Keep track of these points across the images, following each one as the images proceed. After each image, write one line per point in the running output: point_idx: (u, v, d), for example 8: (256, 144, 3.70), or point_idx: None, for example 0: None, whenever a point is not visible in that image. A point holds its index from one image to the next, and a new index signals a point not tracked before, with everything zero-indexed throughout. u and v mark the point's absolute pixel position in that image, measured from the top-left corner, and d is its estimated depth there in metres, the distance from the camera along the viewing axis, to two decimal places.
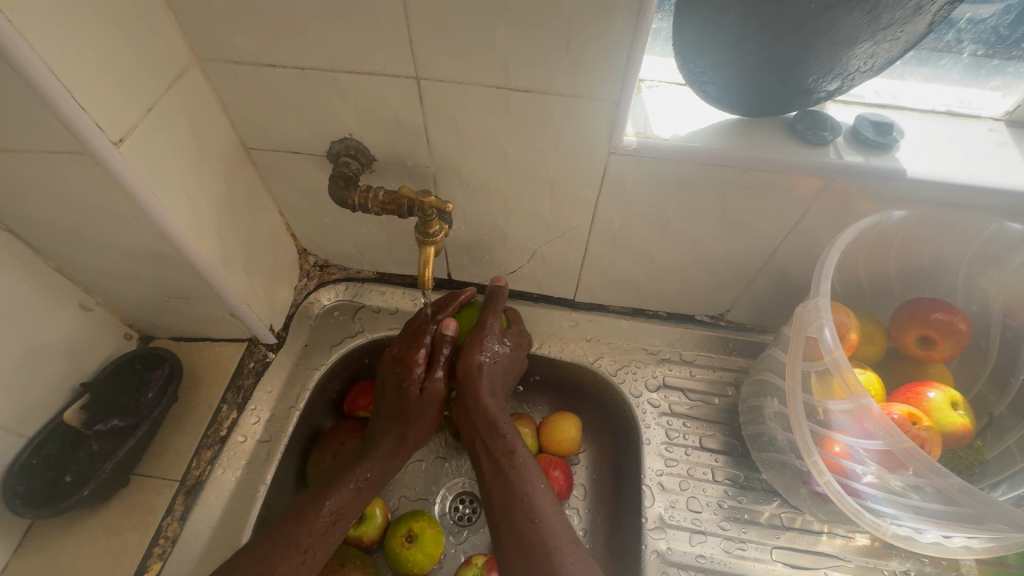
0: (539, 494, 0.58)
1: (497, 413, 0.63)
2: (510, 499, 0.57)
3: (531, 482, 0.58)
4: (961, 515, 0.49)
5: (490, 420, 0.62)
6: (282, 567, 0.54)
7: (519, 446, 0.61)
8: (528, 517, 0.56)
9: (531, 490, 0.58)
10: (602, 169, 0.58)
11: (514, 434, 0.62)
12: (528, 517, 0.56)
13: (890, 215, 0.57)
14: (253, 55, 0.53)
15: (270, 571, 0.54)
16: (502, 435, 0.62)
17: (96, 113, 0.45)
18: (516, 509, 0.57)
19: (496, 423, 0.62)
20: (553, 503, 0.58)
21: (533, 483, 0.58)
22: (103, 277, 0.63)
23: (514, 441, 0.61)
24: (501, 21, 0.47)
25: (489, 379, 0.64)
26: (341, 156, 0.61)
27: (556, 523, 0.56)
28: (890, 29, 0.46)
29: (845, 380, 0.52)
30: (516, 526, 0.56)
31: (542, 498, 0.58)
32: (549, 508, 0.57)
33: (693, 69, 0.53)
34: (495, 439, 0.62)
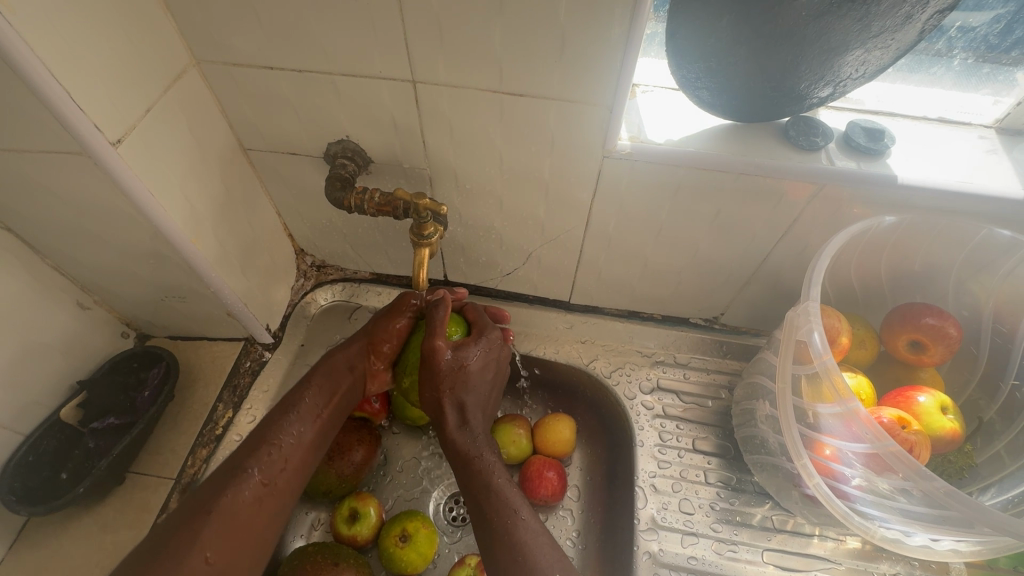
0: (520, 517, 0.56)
1: (472, 444, 0.60)
2: (491, 536, 0.55)
3: (513, 511, 0.55)
4: (948, 519, 0.50)
5: (464, 454, 0.60)
6: (255, 470, 0.54)
7: (497, 474, 0.58)
8: (511, 553, 0.53)
9: (511, 522, 0.55)
10: (596, 173, 0.59)
11: (492, 463, 0.59)
12: (509, 552, 0.53)
13: (881, 221, 0.58)
14: (251, 57, 0.54)
15: (237, 480, 0.53)
16: (478, 467, 0.59)
17: (95, 114, 0.45)
18: (498, 545, 0.54)
19: (471, 458, 0.60)
20: (539, 533, 0.54)
21: (513, 514, 0.55)
22: (101, 275, 0.63)
23: (492, 469, 0.59)
24: (496, 26, 0.48)
25: (459, 412, 0.61)
26: (338, 157, 0.62)
27: (544, 553, 0.53)
28: (880, 37, 0.46)
29: (834, 384, 0.52)
30: (501, 563, 0.53)
31: (524, 530, 0.54)
32: (535, 536, 0.54)
33: (687, 75, 0.54)
34: (471, 473, 0.59)
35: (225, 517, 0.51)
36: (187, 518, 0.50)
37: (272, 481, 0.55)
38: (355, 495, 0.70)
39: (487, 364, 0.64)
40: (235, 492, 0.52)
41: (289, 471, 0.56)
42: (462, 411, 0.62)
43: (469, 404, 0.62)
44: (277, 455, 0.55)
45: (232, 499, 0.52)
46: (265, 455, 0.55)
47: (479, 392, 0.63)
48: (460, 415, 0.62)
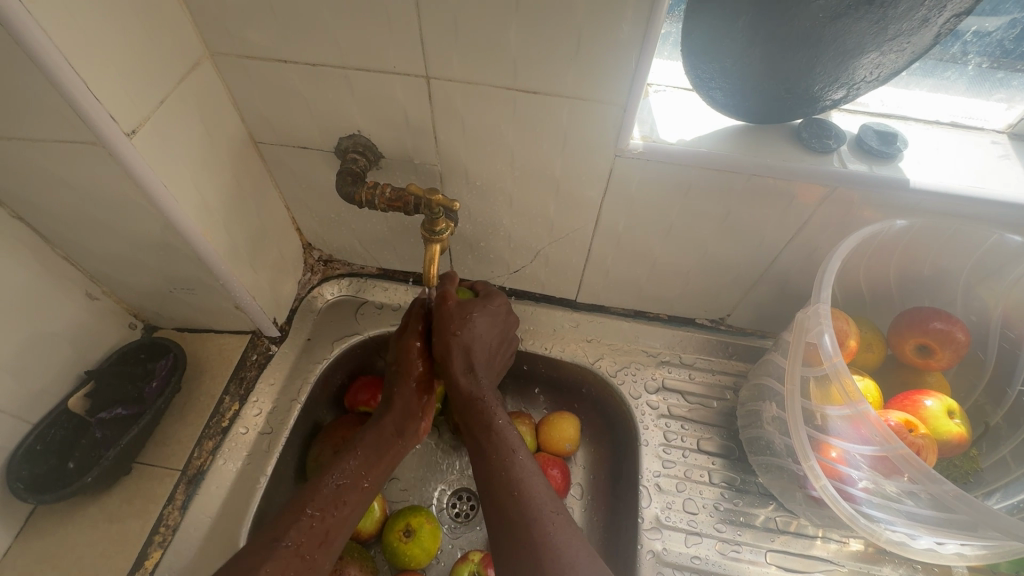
0: (523, 471, 0.56)
1: (477, 389, 0.60)
2: (491, 471, 0.57)
3: (512, 453, 0.57)
4: (954, 522, 0.50)
5: (469, 397, 0.60)
6: (292, 534, 0.53)
7: (501, 419, 0.60)
8: (508, 487, 0.55)
9: (509, 461, 0.57)
10: (607, 172, 0.59)
11: (495, 404, 0.61)
12: (506, 485, 0.55)
13: (892, 224, 0.58)
14: (265, 50, 0.54)
15: (273, 549, 0.51)
16: (482, 410, 0.60)
17: (111, 105, 0.45)
18: (496, 480, 0.56)
19: (477, 399, 0.60)
20: (535, 474, 0.57)
21: (513, 453, 0.57)
22: (110, 266, 0.63)
23: (496, 411, 0.60)
24: (513, 22, 0.47)
25: (466, 355, 0.61)
26: (349, 152, 0.62)
27: (541, 493, 0.55)
28: (897, 40, 0.46)
29: (844, 386, 0.52)
30: (496, 498, 0.55)
31: (522, 466, 0.57)
32: (529, 476, 0.56)
33: (700, 74, 0.54)
34: (476, 414, 0.60)
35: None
36: None
37: (310, 554, 0.53)
38: None
39: (495, 320, 0.64)
40: (271, 560, 0.50)
41: (325, 543, 0.54)
42: (469, 356, 0.61)
43: (479, 351, 0.62)
44: (318, 525, 0.54)
45: (271, 568, 0.50)
46: (303, 524, 0.54)
47: (488, 336, 0.63)
48: (466, 359, 0.61)
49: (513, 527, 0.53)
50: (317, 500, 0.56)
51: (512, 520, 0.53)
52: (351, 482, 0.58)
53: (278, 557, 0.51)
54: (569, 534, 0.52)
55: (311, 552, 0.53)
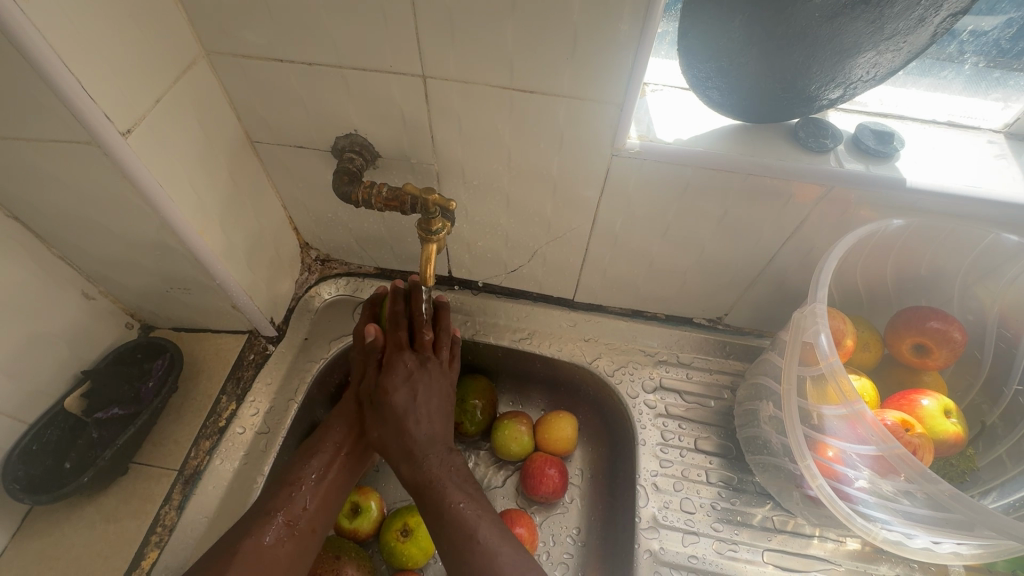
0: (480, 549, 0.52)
1: (418, 470, 0.58)
2: (442, 543, 0.53)
3: (461, 524, 0.54)
4: (949, 521, 0.50)
5: (416, 475, 0.58)
6: (276, 506, 0.57)
7: (450, 488, 0.56)
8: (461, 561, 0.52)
9: (458, 530, 0.53)
10: (604, 171, 0.59)
11: (443, 481, 0.57)
12: (456, 558, 0.52)
13: (889, 223, 0.58)
14: (261, 49, 0.53)
15: (263, 523, 0.55)
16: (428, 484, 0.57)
17: (106, 104, 0.45)
18: (448, 554, 0.53)
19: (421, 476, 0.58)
20: (485, 524, 0.54)
21: (458, 514, 0.54)
22: (106, 266, 0.63)
23: (444, 481, 0.57)
24: (509, 21, 0.47)
25: (402, 434, 0.60)
26: (346, 151, 0.61)
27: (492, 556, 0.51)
28: (893, 39, 0.46)
29: (840, 386, 0.52)
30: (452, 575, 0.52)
31: (472, 527, 0.53)
32: (479, 541, 0.52)
33: (697, 74, 0.53)
34: (423, 492, 0.57)
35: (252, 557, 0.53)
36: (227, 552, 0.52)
37: (297, 523, 0.57)
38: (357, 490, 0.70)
39: (433, 387, 0.63)
40: (260, 532, 0.54)
41: (309, 510, 0.59)
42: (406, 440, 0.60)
43: (419, 431, 0.60)
44: (298, 498, 0.58)
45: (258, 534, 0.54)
46: (287, 497, 0.58)
47: (429, 410, 0.61)
48: (400, 443, 0.60)
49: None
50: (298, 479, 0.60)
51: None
52: (327, 461, 0.62)
53: (268, 529, 0.55)
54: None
55: (298, 525, 0.57)
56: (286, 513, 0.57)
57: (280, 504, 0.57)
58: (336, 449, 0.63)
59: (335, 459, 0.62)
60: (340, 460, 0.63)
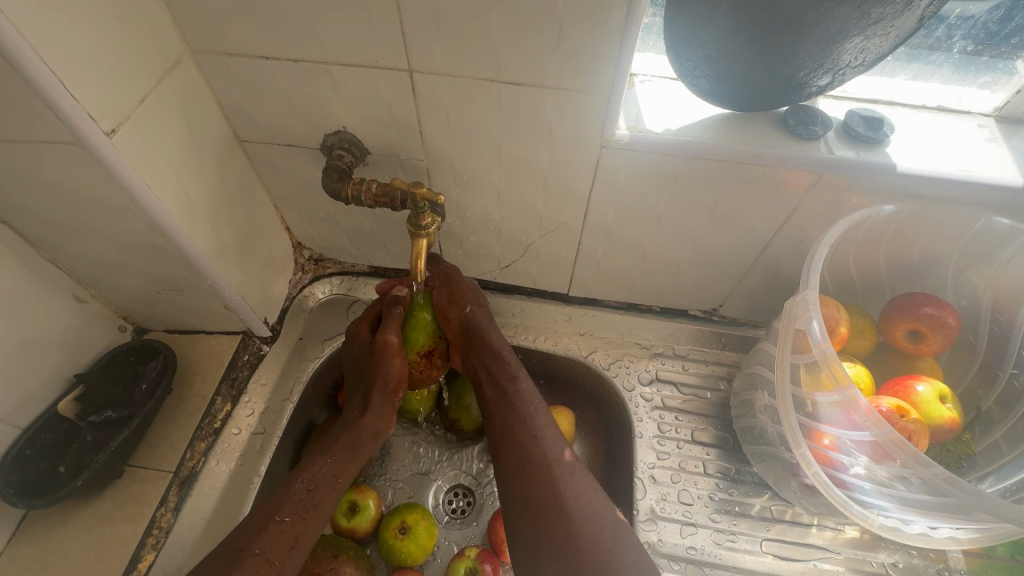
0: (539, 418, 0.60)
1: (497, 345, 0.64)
2: (510, 418, 0.60)
3: (530, 410, 0.60)
4: (946, 506, 0.50)
5: (491, 351, 0.63)
6: (260, 543, 0.51)
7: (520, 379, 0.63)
8: (527, 441, 0.58)
9: (528, 414, 0.60)
10: (595, 162, 0.58)
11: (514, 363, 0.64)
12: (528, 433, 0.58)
13: (880, 210, 0.58)
14: (246, 47, 0.53)
15: (241, 562, 0.50)
16: (501, 364, 0.63)
17: (90, 104, 0.45)
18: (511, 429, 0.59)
19: (497, 354, 0.63)
20: (549, 423, 0.59)
21: (532, 405, 0.61)
22: (97, 268, 0.63)
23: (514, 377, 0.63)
24: (494, 12, 0.47)
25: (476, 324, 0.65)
26: (335, 148, 0.61)
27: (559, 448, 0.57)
28: (880, 24, 0.46)
29: (834, 373, 0.52)
30: (515, 444, 0.58)
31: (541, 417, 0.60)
32: (547, 429, 0.59)
33: (685, 63, 0.53)
34: (494, 369, 0.63)
35: None
36: None
37: (280, 560, 0.52)
38: (355, 488, 0.69)
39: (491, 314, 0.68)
40: (242, 568, 0.49)
41: (297, 548, 0.53)
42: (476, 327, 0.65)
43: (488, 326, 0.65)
44: (287, 531, 0.53)
45: None
46: (274, 530, 0.52)
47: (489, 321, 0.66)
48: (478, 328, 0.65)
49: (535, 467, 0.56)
50: (286, 506, 0.54)
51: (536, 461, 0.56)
52: (323, 485, 0.57)
53: (249, 566, 0.50)
54: (587, 483, 0.55)
55: (281, 559, 0.52)
56: (265, 544, 0.51)
57: (260, 536, 0.52)
58: (335, 477, 0.58)
59: (333, 488, 0.58)
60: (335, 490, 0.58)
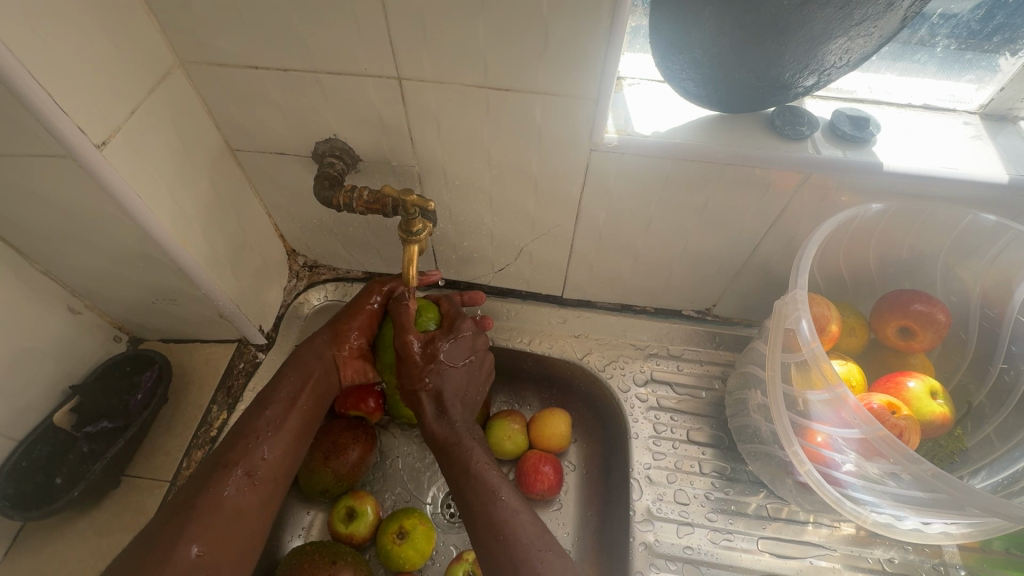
0: (500, 504, 0.57)
1: (450, 432, 0.62)
2: (472, 514, 0.57)
3: (494, 495, 0.57)
4: (937, 501, 0.50)
5: (439, 443, 0.62)
6: (234, 457, 0.56)
7: (481, 464, 0.60)
8: (490, 530, 0.55)
9: (492, 499, 0.57)
10: (585, 166, 0.59)
11: (471, 443, 0.61)
12: (489, 530, 0.55)
13: (868, 208, 0.58)
14: (236, 57, 0.54)
15: (224, 474, 0.55)
16: (455, 453, 0.61)
17: (79, 117, 0.45)
18: (474, 521, 0.57)
19: (448, 444, 0.61)
20: (518, 508, 0.57)
21: (492, 493, 0.57)
22: (91, 279, 0.63)
23: (475, 459, 0.60)
24: (480, 19, 0.47)
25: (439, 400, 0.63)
26: (326, 156, 0.62)
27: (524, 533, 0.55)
28: (863, 24, 0.46)
29: (823, 371, 0.53)
30: (482, 540, 0.55)
31: (502, 507, 0.57)
32: (514, 516, 0.56)
33: (671, 66, 0.54)
34: (450, 458, 0.61)
35: (209, 507, 0.53)
36: (179, 512, 0.52)
37: (257, 471, 0.57)
38: (352, 494, 0.70)
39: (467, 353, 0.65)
40: (220, 484, 0.54)
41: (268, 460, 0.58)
42: (440, 401, 0.63)
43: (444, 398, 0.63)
44: (257, 445, 0.58)
45: (220, 489, 0.54)
46: (246, 445, 0.57)
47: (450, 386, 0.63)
48: (438, 404, 0.63)
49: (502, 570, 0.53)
50: (258, 424, 0.59)
51: (501, 563, 0.53)
52: (283, 406, 0.61)
53: (227, 478, 0.55)
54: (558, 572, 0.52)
55: (259, 472, 0.57)
56: (246, 463, 0.56)
57: (239, 457, 0.57)
58: (292, 397, 0.62)
59: (293, 406, 0.61)
60: (296, 407, 0.62)
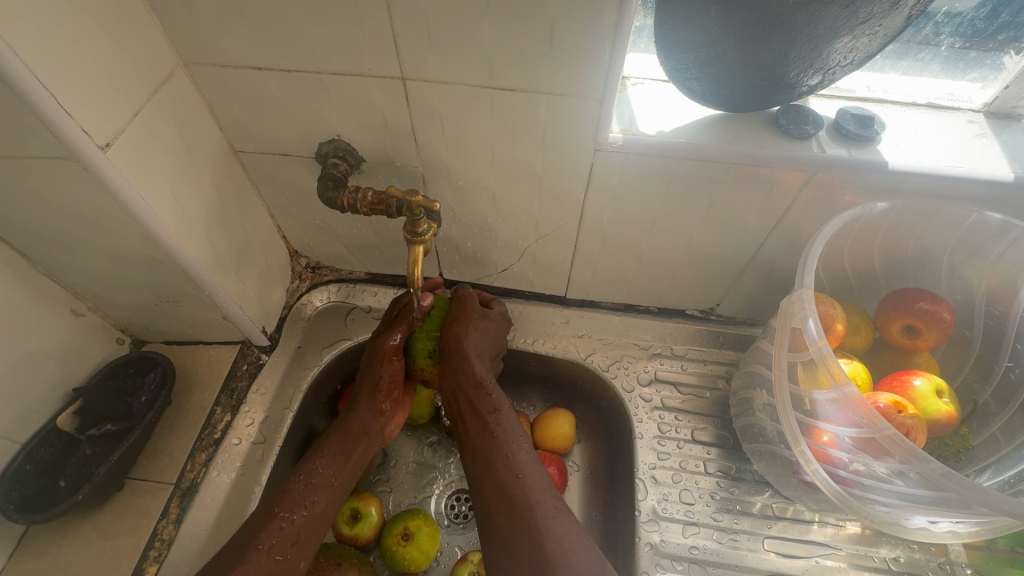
0: (522, 451, 0.58)
1: (485, 375, 0.62)
2: (493, 454, 0.57)
3: (517, 440, 0.59)
4: (945, 500, 0.50)
5: (477, 380, 0.61)
6: (263, 538, 0.53)
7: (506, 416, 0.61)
8: (509, 469, 0.56)
9: (514, 443, 0.58)
10: (589, 166, 0.59)
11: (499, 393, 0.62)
12: (508, 470, 0.56)
13: (873, 207, 0.58)
14: (239, 58, 0.53)
15: (247, 556, 0.51)
16: (487, 393, 0.61)
17: (83, 119, 0.45)
18: (495, 462, 0.57)
19: (483, 382, 0.61)
20: (534, 458, 0.58)
21: (516, 439, 0.59)
22: (94, 282, 0.63)
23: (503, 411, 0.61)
24: (485, 19, 0.47)
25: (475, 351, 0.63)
26: (329, 157, 0.61)
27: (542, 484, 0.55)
28: (869, 23, 0.46)
29: (830, 370, 0.53)
30: (499, 479, 0.56)
31: (524, 453, 0.58)
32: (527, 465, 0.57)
33: (676, 65, 0.54)
34: (480, 398, 0.60)
35: None
36: None
37: (284, 555, 0.53)
38: (357, 495, 0.70)
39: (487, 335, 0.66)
40: (247, 565, 0.51)
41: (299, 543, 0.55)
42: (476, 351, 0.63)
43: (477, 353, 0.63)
44: (289, 528, 0.55)
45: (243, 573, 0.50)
46: (277, 529, 0.54)
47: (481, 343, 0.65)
48: (476, 352, 0.63)
49: (518, 507, 0.53)
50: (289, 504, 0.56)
51: (517, 501, 0.54)
52: (324, 490, 0.58)
53: (255, 562, 0.51)
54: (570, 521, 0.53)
55: (287, 558, 0.53)
56: (275, 546, 0.53)
57: (269, 536, 0.53)
58: (332, 479, 0.59)
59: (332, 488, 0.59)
60: (336, 489, 0.59)
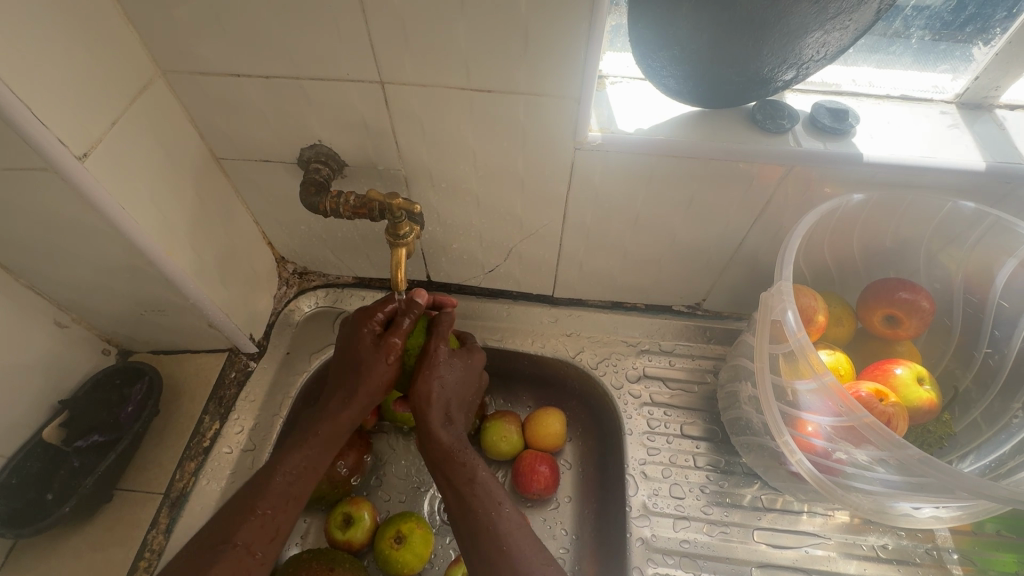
0: (505, 518, 0.57)
1: (454, 441, 0.61)
2: (474, 525, 0.57)
3: (492, 508, 0.58)
4: (924, 485, 0.51)
5: (448, 449, 0.60)
6: (240, 535, 0.54)
7: (507, 533, 0.56)
8: (495, 542, 0.56)
9: (494, 513, 0.57)
10: (570, 165, 0.59)
11: (473, 457, 0.61)
12: (492, 542, 0.56)
13: (849, 198, 0.59)
14: (217, 65, 0.54)
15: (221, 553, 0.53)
16: (461, 462, 0.60)
17: (59, 130, 0.45)
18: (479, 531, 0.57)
19: (454, 452, 0.60)
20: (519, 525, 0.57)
21: (497, 507, 0.58)
22: (78, 293, 0.63)
23: (500, 525, 0.57)
24: (460, 22, 0.48)
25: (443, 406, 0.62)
26: (312, 162, 0.62)
27: None
28: (838, 18, 0.47)
29: (810, 362, 0.53)
30: (482, 549, 0.56)
31: (507, 520, 0.57)
32: (516, 530, 0.57)
33: (652, 64, 0.54)
34: (454, 468, 0.60)
35: None
36: None
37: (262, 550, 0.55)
38: (349, 501, 0.70)
39: (461, 369, 0.64)
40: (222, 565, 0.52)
41: (277, 538, 0.56)
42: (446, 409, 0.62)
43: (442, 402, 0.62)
44: (268, 525, 0.56)
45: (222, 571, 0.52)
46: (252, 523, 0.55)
47: (458, 384, 0.64)
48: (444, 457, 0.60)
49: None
50: (268, 497, 0.56)
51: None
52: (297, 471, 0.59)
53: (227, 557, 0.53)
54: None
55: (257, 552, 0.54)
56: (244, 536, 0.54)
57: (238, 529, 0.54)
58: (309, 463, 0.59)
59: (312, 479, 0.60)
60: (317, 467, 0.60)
